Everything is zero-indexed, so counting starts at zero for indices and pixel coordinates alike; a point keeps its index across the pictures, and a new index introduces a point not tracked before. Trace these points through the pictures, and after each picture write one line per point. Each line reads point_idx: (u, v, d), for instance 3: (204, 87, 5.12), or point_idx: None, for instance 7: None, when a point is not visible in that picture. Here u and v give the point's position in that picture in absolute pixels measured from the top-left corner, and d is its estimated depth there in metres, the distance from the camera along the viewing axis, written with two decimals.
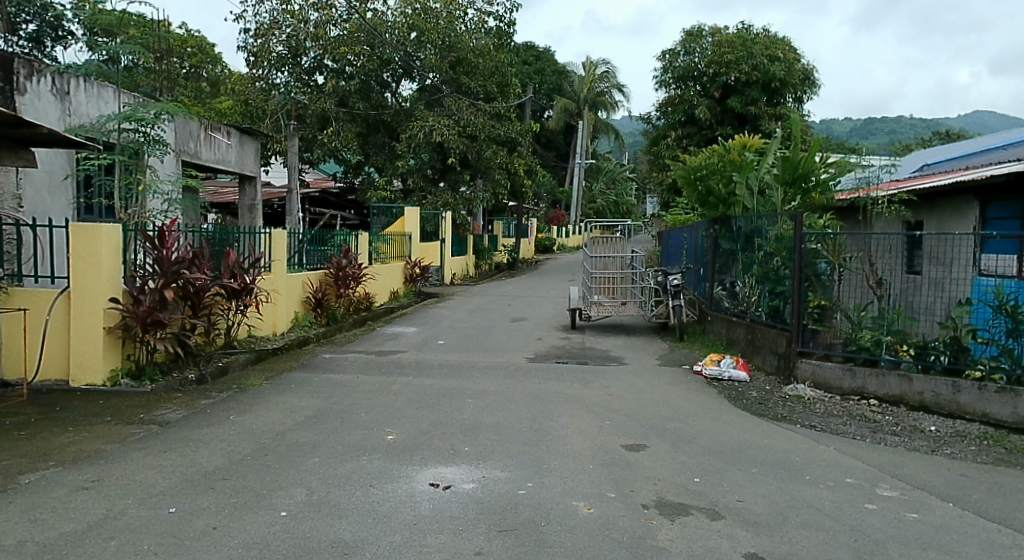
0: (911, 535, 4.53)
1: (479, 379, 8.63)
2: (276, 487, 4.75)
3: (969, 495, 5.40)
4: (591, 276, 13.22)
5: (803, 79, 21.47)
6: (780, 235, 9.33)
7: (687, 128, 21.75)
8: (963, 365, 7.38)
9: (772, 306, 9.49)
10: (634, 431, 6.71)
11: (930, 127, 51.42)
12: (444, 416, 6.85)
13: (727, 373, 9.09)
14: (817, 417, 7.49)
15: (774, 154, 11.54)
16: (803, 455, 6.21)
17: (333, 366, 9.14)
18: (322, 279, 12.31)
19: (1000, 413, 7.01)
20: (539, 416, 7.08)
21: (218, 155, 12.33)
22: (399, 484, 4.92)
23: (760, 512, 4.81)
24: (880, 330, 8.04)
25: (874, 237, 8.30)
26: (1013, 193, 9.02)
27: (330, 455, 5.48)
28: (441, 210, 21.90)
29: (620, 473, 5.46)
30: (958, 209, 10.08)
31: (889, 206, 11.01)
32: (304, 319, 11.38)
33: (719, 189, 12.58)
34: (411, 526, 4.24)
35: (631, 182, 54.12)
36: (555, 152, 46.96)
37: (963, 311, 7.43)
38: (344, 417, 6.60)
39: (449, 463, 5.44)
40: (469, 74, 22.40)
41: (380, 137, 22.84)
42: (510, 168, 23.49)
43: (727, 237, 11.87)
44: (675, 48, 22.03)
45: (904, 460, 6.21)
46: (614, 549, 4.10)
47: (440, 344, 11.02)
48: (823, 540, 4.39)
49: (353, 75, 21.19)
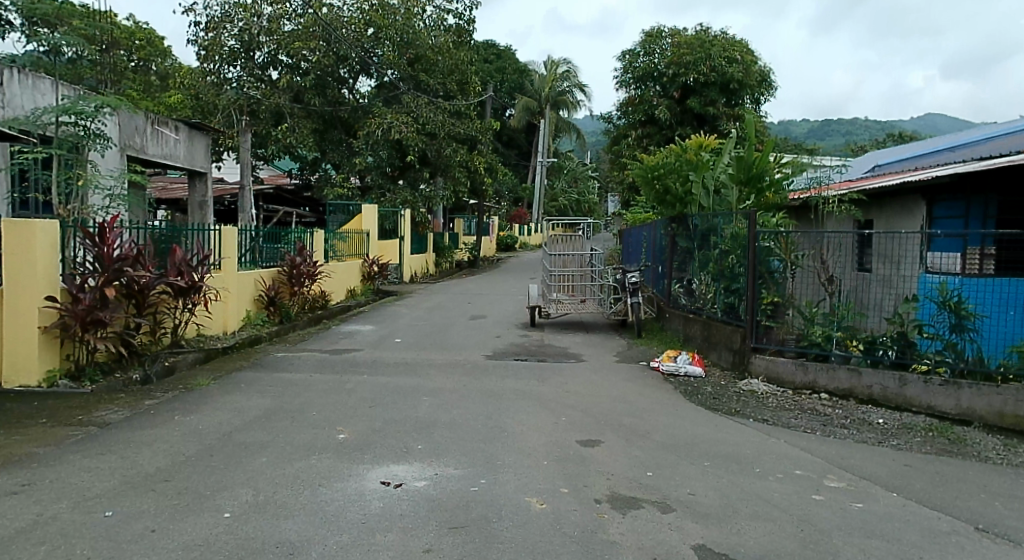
0: (855, 524, 4.66)
1: (436, 378, 8.59)
2: (221, 488, 4.68)
3: (911, 485, 5.58)
4: (551, 275, 13.26)
5: (760, 80, 21.81)
6: (735, 233, 9.46)
7: (648, 127, 22.02)
8: (909, 359, 7.66)
9: (728, 303, 9.64)
10: (589, 427, 6.76)
11: (883, 130, 53.01)
12: (398, 414, 6.80)
13: (684, 369, 9.24)
14: (768, 411, 7.63)
15: (729, 154, 11.77)
16: (754, 448, 6.33)
17: (288, 364, 9.04)
18: (276, 277, 12.12)
19: (944, 405, 7.34)
20: (495, 413, 7.08)
21: (167, 150, 12.06)
22: (350, 483, 4.88)
23: (710, 504, 4.90)
24: (830, 326, 8.19)
25: (826, 235, 8.42)
26: (958, 193, 9.26)
27: (278, 455, 5.41)
28: (400, 208, 21.73)
29: (573, 469, 5.50)
30: (906, 209, 10.33)
31: (841, 206, 11.25)
32: (256, 317, 11.17)
33: (677, 187, 12.77)
34: (361, 524, 4.21)
35: (594, 182, 54.42)
36: (516, 151, 47.09)
37: (909, 307, 7.65)
38: (294, 417, 6.52)
39: (401, 462, 5.41)
40: (428, 72, 22.37)
41: (336, 133, 22.50)
42: (470, 166, 23.46)
43: (685, 235, 11.98)
44: (635, 49, 22.25)
45: (851, 451, 6.39)
46: (564, 544, 4.12)
47: (397, 342, 10.94)
48: (770, 530, 4.50)
49: (308, 70, 20.88)
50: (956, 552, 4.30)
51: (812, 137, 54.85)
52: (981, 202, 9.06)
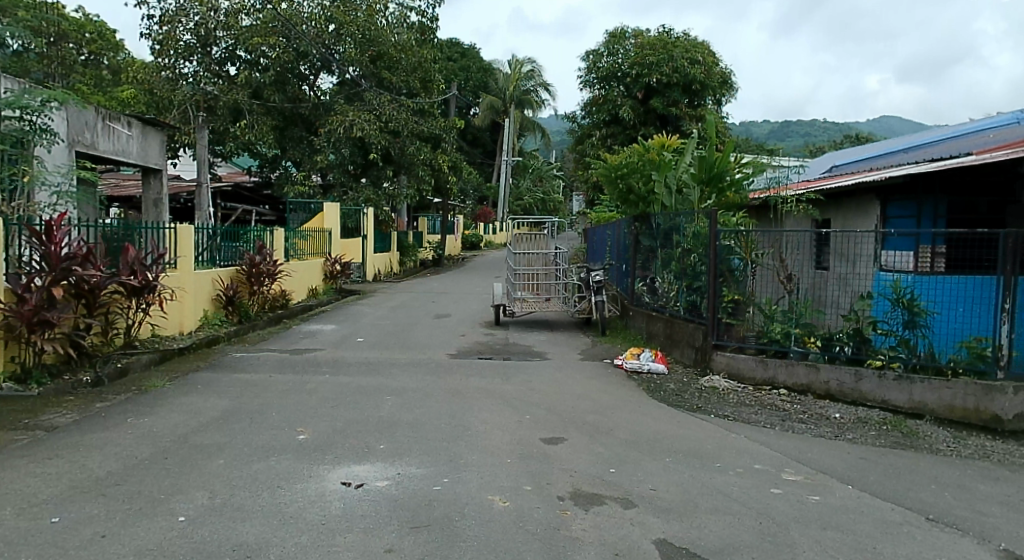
0: (811, 516, 4.76)
1: (399, 377, 8.53)
2: (176, 491, 4.58)
3: (866, 477, 5.70)
4: (515, 274, 13.28)
5: (721, 82, 22.12)
6: (697, 232, 9.56)
7: (611, 127, 22.17)
8: (864, 355, 7.86)
9: (690, 301, 9.76)
10: (553, 424, 6.78)
11: (840, 132, 54.22)
12: (360, 414, 6.74)
13: (647, 366, 9.32)
14: (729, 407, 7.74)
15: (691, 153, 11.90)
16: (715, 444, 6.42)
17: (247, 365, 8.89)
18: (234, 276, 11.90)
19: (898, 399, 7.51)
20: (458, 411, 7.06)
21: (120, 146, 11.77)
22: (310, 484, 4.82)
23: (672, 499, 4.95)
24: (789, 323, 8.37)
25: (784, 234, 8.57)
26: (910, 193, 9.51)
27: (236, 457, 5.31)
28: (363, 207, 21.55)
29: (536, 466, 5.51)
30: (861, 208, 10.56)
31: (799, 205, 11.51)
32: (214, 317, 10.96)
33: (639, 187, 12.91)
34: (321, 526, 4.16)
35: (559, 181, 54.61)
36: (481, 149, 47.00)
37: (865, 305, 7.86)
38: (254, 418, 6.43)
39: (363, 462, 5.37)
40: (389, 69, 22.17)
41: (297, 131, 22.17)
42: (434, 164, 23.35)
43: (647, 234, 12.06)
44: (599, 49, 22.43)
45: (808, 445, 6.51)
46: (527, 541, 4.13)
47: (360, 342, 10.84)
48: (730, 523, 4.56)
49: (268, 66, 20.56)
50: (907, 541, 4.41)
51: (772, 138, 55.77)
52: (932, 202, 9.32)
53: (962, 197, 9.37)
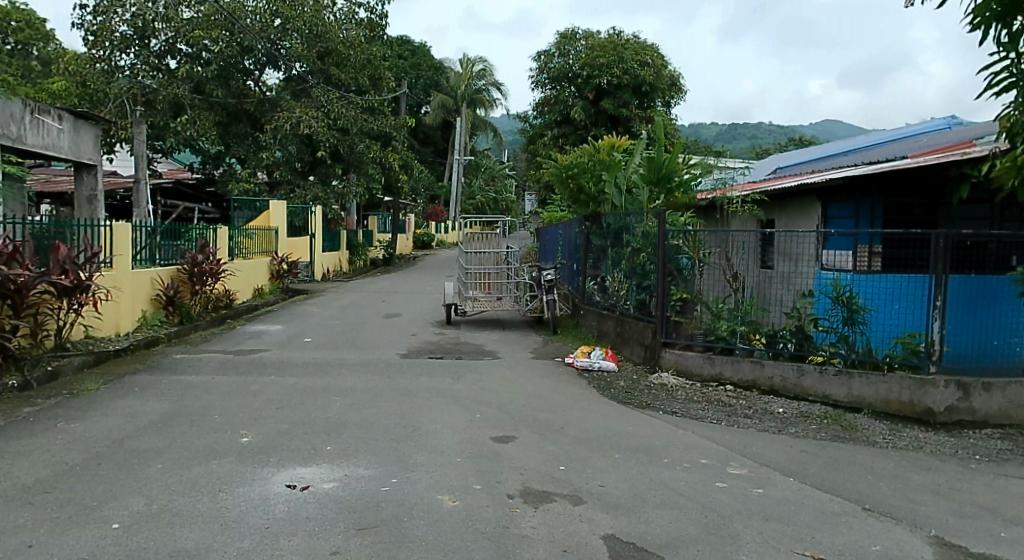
0: (754, 508, 4.86)
1: (348, 377, 8.41)
2: (110, 498, 4.42)
3: (806, 469, 5.86)
4: (467, 273, 13.28)
5: (670, 84, 22.44)
6: (646, 231, 9.69)
7: (563, 127, 22.31)
8: (806, 352, 8.07)
9: (639, 299, 9.88)
10: (504, 423, 6.77)
11: (785, 135, 55.77)
12: (306, 415, 6.63)
13: (597, 364, 9.39)
14: (677, 403, 7.87)
15: (640, 154, 12.06)
16: (663, 440, 6.51)
17: (188, 366, 8.64)
18: (175, 276, 11.57)
19: (838, 394, 7.72)
20: (408, 411, 6.99)
21: (49, 140, 11.33)
22: (253, 487, 4.71)
23: (620, 495, 5.00)
24: (735, 321, 8.55)
25: (731, 234, 8.73)
26: (850, 194, 9.78)
27: (175, 461, 5.16)
28: (311, 205, 21.20)
29: (486, 465, 5.50)
30: (803, 209, 10.82)
31: (744, 206, 11.75)
32: (153, 318, 10.64)
33: (590, 187, 13.05)
34: (264, 530, 4.07)
35: (511, 180, 54.70)
36: (432, 148, 46.76)
37: (806, 303, 8.09)
38: (194, 420, 6.25)
39: (309, 463, 5.28)
40: (339, 66, 21.88)
41: (242, 127, 21.55)
42: (385, 162, 23.11)
43: (598, 234, 12.14)
44: (550, 49, 22.53)
45: (752, 439, 6.66)
46: (476, 540, 4.11)
47: (307, 342, 10.66)
48: (676, 518, 4.63)
49: (210, 60, 20.01)
50: (845, 531, 4.54)
51: (719, 140, 56.92)
52: (869, 203, 9.65)
53: (897, 199, 9.71)
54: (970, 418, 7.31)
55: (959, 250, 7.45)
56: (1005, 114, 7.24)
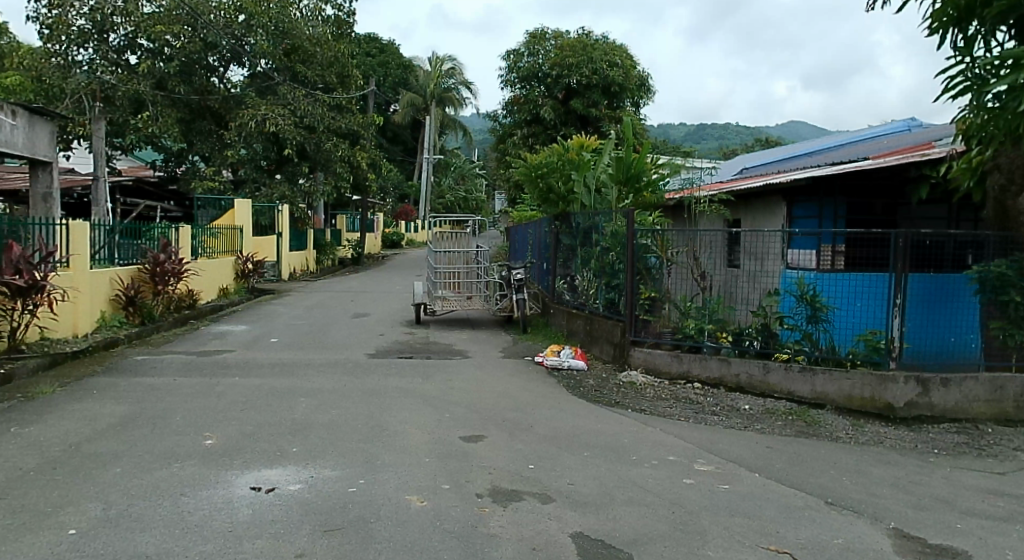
0: (721, 504, 4.92)
1: (315, 377, 8.32)
2: (66, 503, 4.31)
3: (771, 465, 5.94)
4: (436, 272, 13.24)
5: (639, 85, 22.61)
6: (615, 231, 9.74)
7: (533, 127, 22.33)
8: (772, 349, 8.17)
9: (608, 299, 9.92)
10: (473, 423, 6.74)
11: (751, 136, 56.64)
12: (272, 416, 6.54)
13: (567, 362, 9.41)
14: (645, 401, 7.92)
15: (609, 154, 12.15)
16: (631, 437, 6.55)
17: (149, 368, 8.46)
18: (136, 276, 11.34)
19: (802, 391, 7.85)
20: (376, 412, 6.94)
21: (2, 136, 11.00)
22: (217, 490, 4.63)
23: (589, 493, 5.02)
24: (703, 319, 8.61)
25: (699, 233, 8.76)
26: (814, 194, 9.93)
27: (135, 464, 5.05)
28: (277, 203, 20.92)
29: (454, 465, 5.48)
30: (768, 209, 10.97)
31: (712, 206, 11.86)
32: (112, 319, 10.40)
33: (559, 187, 13.12)
34: (227, 533, 4.01)
35: (481, 179, 54.61)
36: (401, 147, 46.48)
37: (772, 301, 8.18)
38: (155, 423, 6.13)
39: (274, 465, 5.21)
40: (304, 63, 21.80)
41: (206, 124, 21.28)
42: (353, 161, 22.93)
43: (567, 233, 12.17)
44: (519, 49, 22.55)
45: (719, 436, 6.73)
46: (444, 540, 4.09)
47: (273, 342, 10.52)
48: (644, 514, 4.66)
49: (172, 56, 19.64)
50: (809, 524, 4.61)
51: (686, 140, 57.55)
52: (832, 204, 9.83)
53: (859, 199, 9.88)
54: (928, 412, 7.49)
55: (917, 249, 7.63)
56: (960, 118, 7.36)
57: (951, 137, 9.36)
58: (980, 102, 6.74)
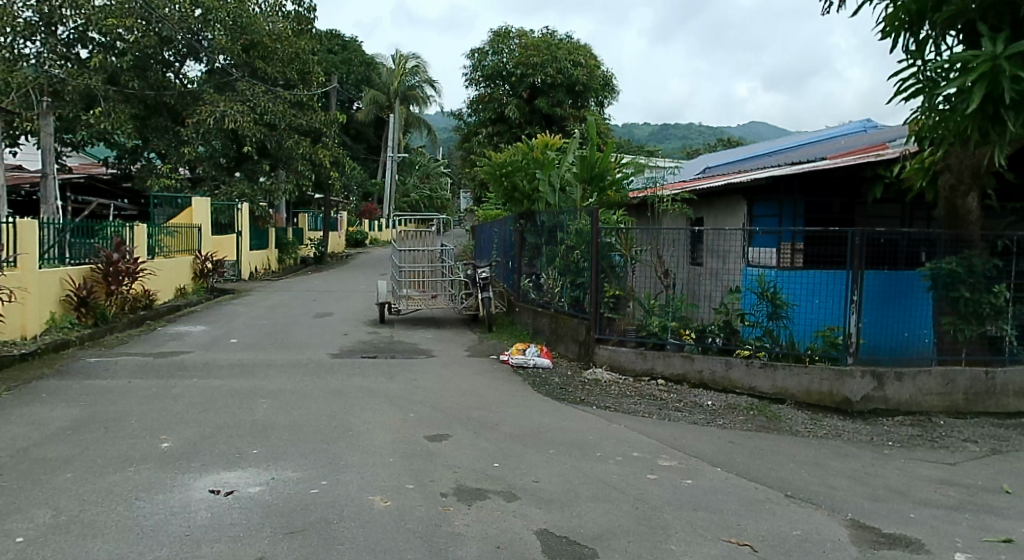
0: (684, 498, 4.96)
1: (276, 378, 8.20)
2: (14, 510, 4.17)
3: (733, 459, 6.02)
4: (400, 271, 13.17)
5: (603, 85, 22.77)
6: (580, 229, 9.78)
7: (498, 126, 22.32)
8: (734, 345, 8.30)
9: (573, 297, 9.96)
10: (437, 422, 6.70)
11: (714, 137, 57.66)
12: (231, 418, 6.42)
13: (532, 361, 9.42)
14: (610, 398, 7.97)
15: (573, 153, 12.21)
16: (596, 434, 6.57)
17: (102, 370, 8.24)
18: (88, 276, 11.05)
19: (763, 386, 7.97)
20: (340, 412, 6.86)
21: None
22: (173, 494, 4.52)
23: (553, 490, 5.02)
24: (666, 316, 8.71)
25: (662, 232, 8.82)
26: (774, 194, 10.10)
27: (87, 469, 4.91)
28: (237, 202, 20.64)
29: (419, 464, 5.44)
30: (730, 207, 11.12)
31: (675, 204, 11.99)
32: (63, 320, 10.11)
33: (523, 185, 13.17)
34: (184, 537, 3.91)
35: (446, 177, 54.38)
36: (364, 145, 46.12)
37: (734, 298, 8.33)
38: (109, 427, 5.97)
39: (233, 467, 5.11)
40: (264, 59, 21.36)
41: (161, 120, 20.65)
42: (315, 159, 22.66)
43: (532, 232, 12.19)
44: (483, 48, 22.53)
45: (682, 432, 6.80)
46: (408, 540, 4.06)
47: (233, 343, 10.34)
48: (608, 510, 4.68)
49: (125, 51, 19.17)
50: (769, 517, 4.68)
51: (651, 140, 58.16)
52: (792, 203, 9.99)
53: (818, 199, 10.08)
54: (884, 406, 7.66)
55: (874, 246, 7.78)
56: (912, 120, 7.54)
57: (905, 138, 9.61)
58: (931, 104, 6.90)
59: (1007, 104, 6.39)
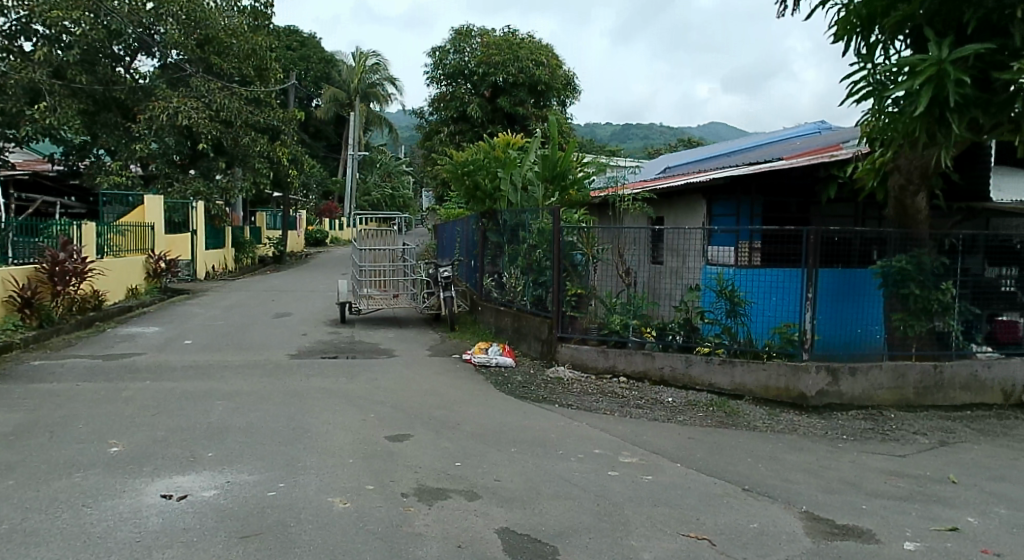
0: (644, 494, 5.00)
1: (232, 380, 8.04)
2: None
3: (693, 455, 6.09)
4: (361, 270, 13.04)
5: (565, 84, 22.86)
6: (542, 228, 9.79)
7: (460, 124, 22.24)
8: (694, 343, 8.39)
9: (536, 296, 9.97)
10: (398, 422, 6.64)
11: (675, 137, 58.34)
12: (185, 421, 6.27)
13: (494, 359, 9.41)
14: (572, 396, 8.00)
15: (535, 152, 12.22)
16: (557, 432, 6.58)
17: (48, 374, 7.97)
18: (32, 277, 10.70)
19: (722, 382, 8.08)
20: (299, 413, 6.75)
21: None
22: (123, 500, 4.39)
23: (514, 488, 5.02)
24: (628, 314, 8.77)
25: (624, 231, 8.93)
26: (733, 193, 10.23)
27: (31, 476, 4.75)
28: (191, 201, 20.29)
29: (379, 464, 5.38)
30: (689, 207, 11.26)
31: (635, 203, 12.09)
32: (7, 321, 9.76)
33: (486, 184, 13.11)
34: (134, 544, 3.81)
35: (408, 176, 54.02)
36: (324, 143, 45.62)
37: (693, 296, 8.42)
38: (55, 431, 5.78)
39: (187, 471, 4.99)
40: (219, 54, 21.01)
41: (111, 116, 20.10)
42: (273, 157, 22.27)
43: (494, 230, 12.16)
44: (445, 46, 22.43)
45: (643, 429, 6.85)
46: (367, 542, 4.01)
47: (187, 344, 10.10)
48: (570, 507, 4.68)
49: (72, 44, 18.58)
50: (727, 511, 4.73)
51: (613, 139, 58.67)
52: (749, 202, 10.16)
53: (775, 198, 10.26)
54: (838, 400, 7.83)
55: (829, 245, 7.92)
56: (864, 122, 7.72)
57: (857, 139, 9.82)
58: (881, 106, 7.11)
59: (953, 107, 6.58)
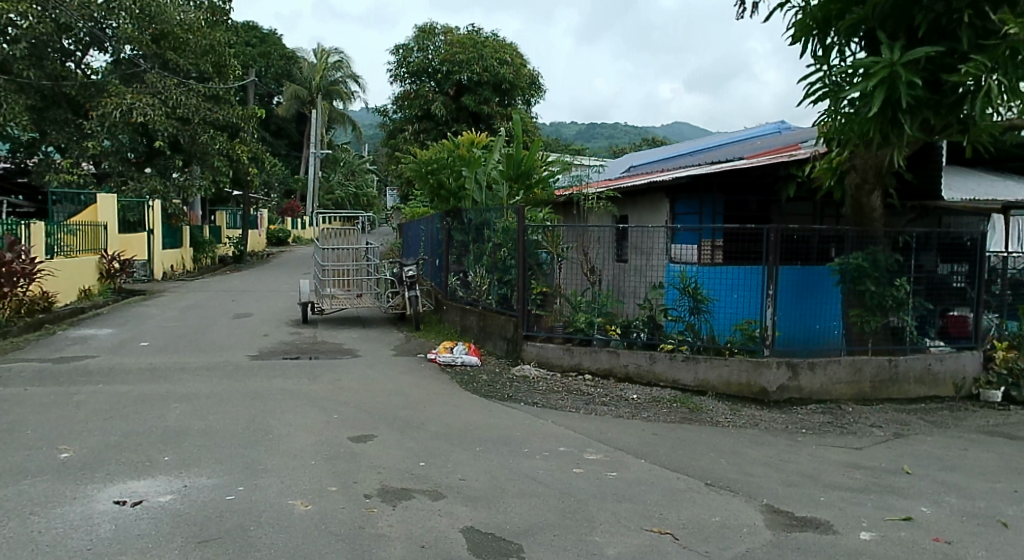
0: (608, 491, 5.02)
1: (190, 382, 7.87)
2: None
3: (657, 450, 6.14)
4: (323, 269, 12.82)
5: (530, 83, 22.89)
6: (507, 227, 9.77)
7: (424, 123, 22.12)
8: (658, 340, 8.46)
9: (501, 294, 9.97)
10: (362, 422, 6.57)
11: (639, 137, 58.85)
12: (140, 425, 6.11)
13: (459, 359, 9.37)
14: (537, 394, 8.00)
15: (499, 150, 12.24)
16: (523, 430, 6.58)
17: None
18: None
19: (685, 379, 8.16)
20: (260, 415, 6.63)
21: None
22: (74, 506, 4.27)
23: (479, 487, 5.00)
24: (593, 312, 8.80)
25: (589, 229, 9.01)
26: (695, 191, 10.33)
27: None
28: (147, 199, 19.78)
29: (342, 465, 5.32)
30: (652, 205, 11.38)
31: (600, 202, 12.14)
32: None
33: (450, 182, 13.07)
34: (85, 552, 3.69)
35: (371, 174, 53.57)
36: (286, 141, 44.98)
37: (657, 294, 8.48)
38: (2, 437, 5.58)
39: (142, 476, 4.86)
40: (176, 50, 20.63)
41: (61, 112, 19.51)
42: (232, 155, 21.85)
43: (459, 229, 12.10)
44: (409, 44, 22.28)
45: (608, 426, 6.88)
46: (329, 544, 3.95)
47: (143, 346, 9.86)
48: (535, 505, 4.68)
49: (18, 38, 17.87)
50: (689, 506, 4.77)
51: (578, 138, 59.00)
52: (711, 201, 10.26)
53: (736, 197, 10.40)
54: (798, 395, 7.97)
55: (788, 243, 8.05)
56: (821, 122, 7.88)
57: (815, 139, 10.00)
58: (837, 107, 7.22)
59: (904, 108, 6.74)
